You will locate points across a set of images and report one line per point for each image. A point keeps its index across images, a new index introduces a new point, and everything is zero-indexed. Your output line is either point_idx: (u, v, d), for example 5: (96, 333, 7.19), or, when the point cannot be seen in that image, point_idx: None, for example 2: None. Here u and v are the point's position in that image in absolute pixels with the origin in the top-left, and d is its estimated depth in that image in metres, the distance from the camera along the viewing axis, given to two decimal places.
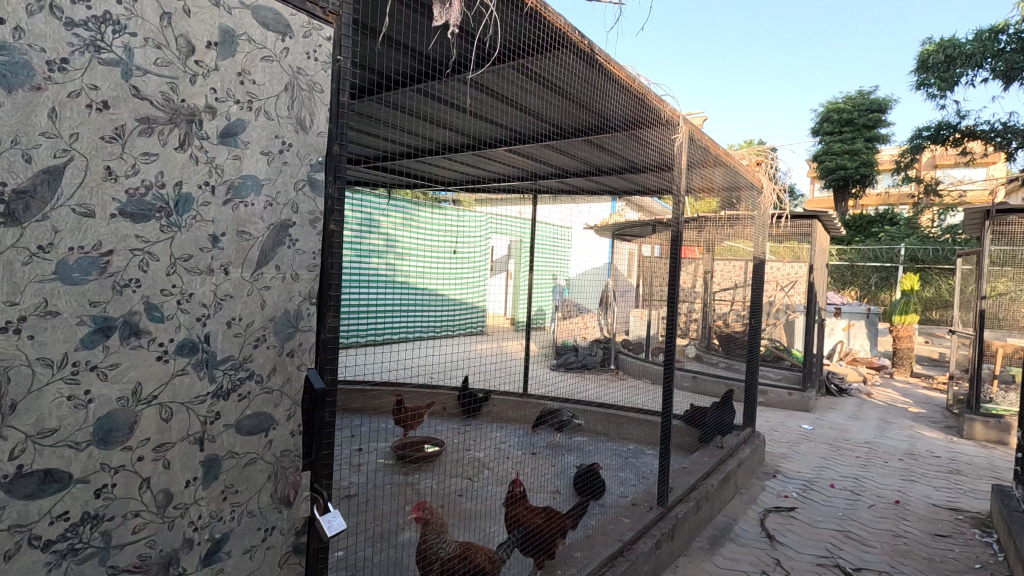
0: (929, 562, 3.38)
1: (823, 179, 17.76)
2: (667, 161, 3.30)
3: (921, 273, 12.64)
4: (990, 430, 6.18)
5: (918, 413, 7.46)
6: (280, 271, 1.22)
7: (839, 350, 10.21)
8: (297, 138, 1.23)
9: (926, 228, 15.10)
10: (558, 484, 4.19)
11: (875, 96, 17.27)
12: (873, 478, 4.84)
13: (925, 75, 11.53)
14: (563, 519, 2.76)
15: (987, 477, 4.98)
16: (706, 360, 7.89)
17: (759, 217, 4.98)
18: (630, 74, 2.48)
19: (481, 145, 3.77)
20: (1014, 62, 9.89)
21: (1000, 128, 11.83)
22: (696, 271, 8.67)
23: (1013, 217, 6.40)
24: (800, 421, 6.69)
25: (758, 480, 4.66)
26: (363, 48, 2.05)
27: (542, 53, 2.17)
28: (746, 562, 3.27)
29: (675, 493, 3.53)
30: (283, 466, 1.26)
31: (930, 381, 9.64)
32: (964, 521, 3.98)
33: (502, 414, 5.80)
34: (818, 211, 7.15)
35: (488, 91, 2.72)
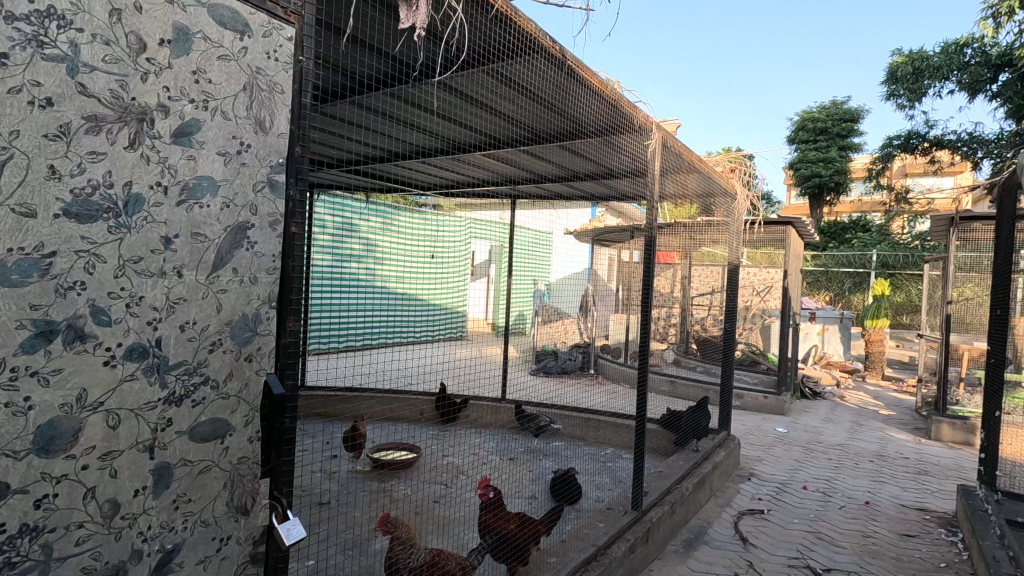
0: (897, 561, 3.44)
1: (799, 186, 18.13)
2: (640, 168, 3.33)
3: (892, 278, 12.96)
4: (957, 432, 6.34)
5: (888, 415, 7.64)
6: (237, 274, 1.19)
7: (814, 354, 10.39)
8: (256, 139, 1.21)
9: (898, 235, 15.49)
10: (534, 490, 4.18)
11: (847, 106, 17.72)
12: (845, 480, 4.92)
13: (894, 86, 11.83)
14: (537, 524, 2.76)
15: (953, 477, 5.11)
16: (683, 364, 7.97)
17: (732, 224, 5.06)
18: (602, 80, 2.50)
19: (455, 150, 3.76)
20: (978, 75, 10.23)
21: (966, 138, 12.21)
22: (674, 275, 8.76)
23: (978, 224, 6.59)
24: (774, 424, 6.78)
25: (733, 483, 4.71)
26: (330, 49, 2.03)
27: (515, 58, 2.19)
28: (719, 565, 3.29)
29: (651, 497, 3.54)
30: (240, 474, 1.23)
31: (901, 384, 9.87)
32: (931, 521, 4.07)
33: (479, 419, 5.80)
34: (793, 218, 7.26)
35: (462, 94, 2.71)
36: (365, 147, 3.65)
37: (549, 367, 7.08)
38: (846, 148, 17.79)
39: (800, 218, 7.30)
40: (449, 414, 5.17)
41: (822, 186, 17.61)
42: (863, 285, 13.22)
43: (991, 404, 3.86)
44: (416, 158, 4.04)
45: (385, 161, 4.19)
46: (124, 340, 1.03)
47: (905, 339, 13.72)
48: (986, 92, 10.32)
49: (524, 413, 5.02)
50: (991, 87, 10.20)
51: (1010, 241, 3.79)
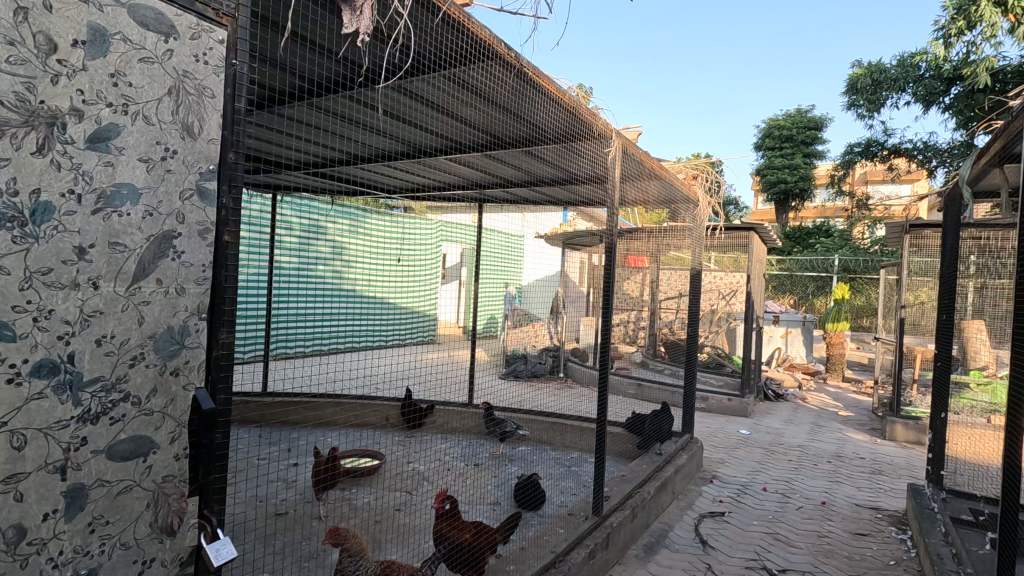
0: (849, 560, 3.52)
1: (766, 192, 18.58)
2: (602, 173, 3.35)
3: (852, 282, 13.37)
4: (910, 431, 6.56)
5: (847, 416, 7.85)
6: (162, 285, 1.15)
7: (777, 356, 10.64)
8: (183, 144, 1.17)
9: (859, 240, 15.96)
10: (498, 496, 4.15)
11: (812, 115, 18.24)
12: (803, 481, 5.03)
13: (855, 96, 12.42)
14: (493, 533, 2.76)
15: (905, 476, 5.28)
16: (652, 366, 8.07)
17: (694, 229, 5.11)
18: (560, 87, 2.50)
19: (419, 154, 3.73)
20: (931, 88, 10.52)
21: (921, 146, 12.68)
22: (643, 279, 8.86)
23: (930, 231, 6.83)
24: (738, 426, 6.91)
25: (695, 486, 4.76)
26: (270, 44, 1.96)
27: (472, 64, 2.18)
28: (679, 568, 3.32)
29: (612, 502, 3.56)
30: (164, 493, 1.19)
31: (860, 386, 10.18)
32: (883, 519, 4.20)
33: (446, 425, 5.66)
34: (755, 224, 7.39)
35: (420, 98, 2.67)
36: (329, 152, 3.60)
37: (518, 371, 7.06)
38: (810, 156, 18.32)
39: (762, 224, 7.44)
40: (415, 419, 5.07)
41: (787, 193, 18.10)
42: (825, 289, 13.59)
43: (937, 405, 3.99)
44: (378, 160, 3.98)
45: (350, 165, 4.13)
46: (31, 356, 0.98)
47: (864, 341, 14.21)
48: (939, 104, 10.62)
49: (491, 417, 5.01)
50: (944, 99, 10.51)
51: (954, 249, 3.94)
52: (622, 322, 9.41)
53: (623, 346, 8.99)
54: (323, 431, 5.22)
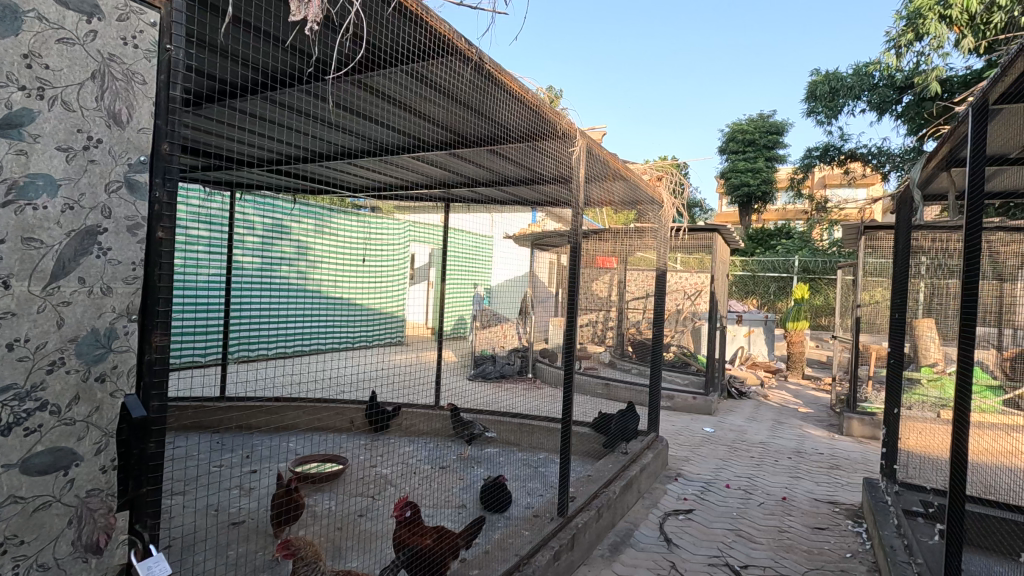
0: (808, 554, 3.60)
1: (730, 195, 19.01)
2: (566, 173, 3.34)
3: (811, 283, 13.79)
4: (866, 427, 6.77)
5: (807, 412, 8.06)
6: (85, 284, 1.07)
7: (740, 355, 10.86)
8: (110, 133, 1.09)
9: (818, 242, 16.44)
10: (464, 498, 4.09)
11: (773, 120, 18.80)
12: (765, 477, 5.13)
13: (814, 103, 12.89)
14: (455, 538, 2.73)
15: (861, 470, 5.45)
16: (620, 366, 8.14)
17: (660, 230, 5.15)
18: (523, 86, 2.48)
19: (383, 152, 3.66)
20: (885, 96, 10.92)
21: (875, 151, 13.15)
22: (611, 280, 8.90)
23: (883, 234, 7.06)
24: (702, 424, 7.02)
25: (660, 484, 4.80)
26: (208, 26, 1.87)
27: (431, 58, 2.14)
28: (643, 567, 3.33)
29: (577, 502, 3.54)
30: (89, 508, 1.10)
31: (819, 382, 10.50)
32: (840, 513, 4.31)
33: (412, 428, 5.55)
34: (718, 225, 7.52)
35: (380, 94, 2.61)
36: (288, 148, 3.49)
37: (486, 372, 7.01)
38: (772, 159, 18.83)
39: (725, 225, 7.56)
40: (380, 422, 4.95)
41: (750, 195, 18.54)
42: (786, 289, 13.96)
43: (890, 401, 4.12)
44: (339, 158, 3.87)
45: (310, 162, 4.02)
46: None
47: (823, 339, 14.68)
48: (892, 112, 10.99)
49: (458, 420, 4.96)
50: (896, 107, 10.88)
51: (905, 250, 4.08)
52: (590, 322, 9.46)
53: (591, 346, 9.06)
54: (283, 437, 5.04)
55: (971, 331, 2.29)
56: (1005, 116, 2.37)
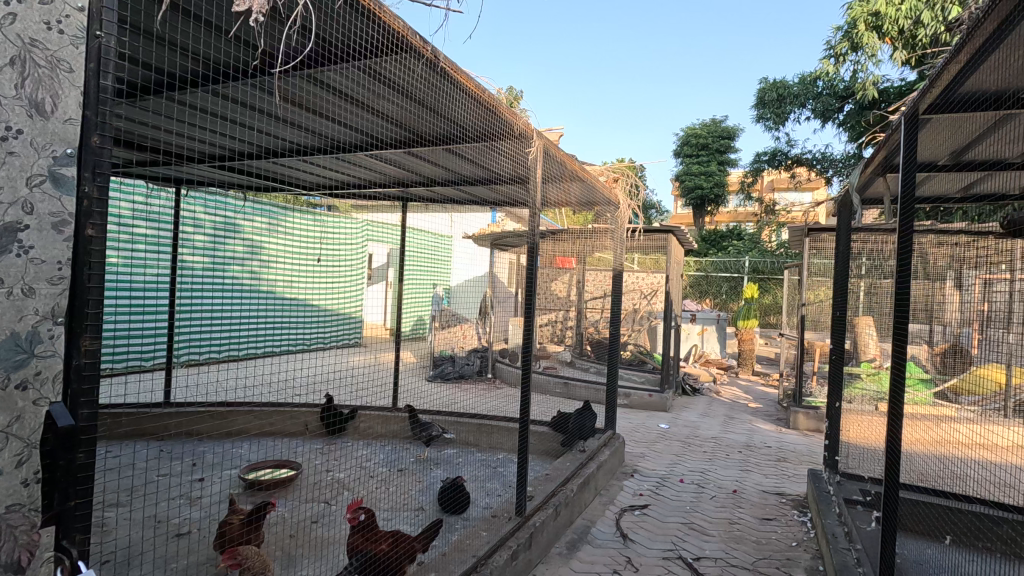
0: (757, 544, 3.72)
1: (684, 197, 19.54)
2: (523, 174, 3.36)
3: (761, 283, 14.33)
4: (810, 420, 7.08)
5: (756, 407, 8.37)
6: (2, 284, 1.00)
7: (694, 353, 11.15)
8: (31, 123, 1.02)
9: (767, 242, 17.09)
10: (422, 501, 4.03)
11: (725, 125, 19.44)
12: (717, 471, 5.29)
13: (763, 110, 13.39)
14: (412, 541, 2.69)
15: (806, 462, 5.69)
16: (578, 365, 8.25)
17: (617, 231, 5.23)
18: (479, 85, 2.47)
19: (336, 150, 3.57)
20: (827, 104, 11.46)
21: (819, 157, 13.77)
22: (570, 280, 8.99)
23: (826, 235, 7.39)
24: (658, 421, 7.17)
25: (617, 481, 4.88)
26: (145, 10, 1.78)
27: (384, 55, 2.10)
28: (600, 564, 3.37)
29: (535, 502, 3.56)
30: (9, 525, 1.03)
31: (768, 378, 10.92)
32: (787, 504, 4.49)
33: (370, 431, 5.46)
34: (673, 226, 7.70)
35: (333, 90, 2.55)
36: (236, 143, 3.37)
37: (446, 373, 6.96)
38: (724, 163, 19.46)
39: (680, 227, 7.75)
40: (336, 425, 4.85)
41: (703, 199, 19.11)
42: (737, 289, 14.44)
43: (832, 395, 4.31)
44: (291, 155, 3.75)
45: (260, 158, 3.88)
46: None
47: (772, 337, 15.29)
48: (834, 119, 11.53)
49: (416, 421, 4.91)
50: (838, 115, 11.42)
51: (845, 251, 4.29)
52: (549, 322, 9.54)
53: (550, 346, 9.14)
54: (234, 443, 4.85)
55: (904, 329, 2.43)
56: (933, 127, 2.50)
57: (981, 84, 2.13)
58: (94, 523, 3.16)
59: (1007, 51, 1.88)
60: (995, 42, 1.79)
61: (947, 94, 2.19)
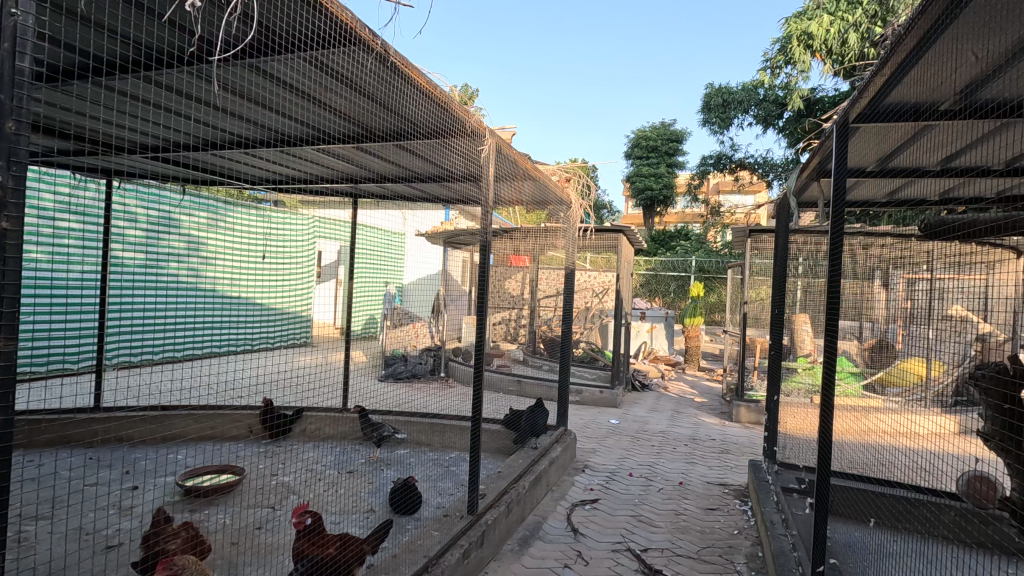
0: (701, 534, 3.86)
1: (634, 198, 20.00)
2: (476, 171, 3.34)
3: (707, 282, 14.84)
4: (752, 413, 7.41)
5: (702, 402, 8.67)
6: None
7: (644, 350, 11.44)
8: None
9: (712, 243, 17.72)
10: (372, 502, 3.96)
11: (674, 128, 20.02)
12: (664, 464, 5.45)
13: (708, 114, 13.89)
14: (361, 544, 2.65)
15: (747, 453, 5.95)
16: (531, 363, 8.32)
17: (569, 229, 5.29)
18: (430, 80, 2.45)
19: (282, 143, 3.45)
20: (768, 111, 12.01)
21: (761, 161, 14.40)
22: (523, 278, 9.04)
23: (766, 237, 7.74)
24: (609, 417, 7.32)
25: (568, 477, 4.95)
26: None
27: (330, 47, 2.05)
28: (551, 559, 3.41)
29: (487, 499, 3.56)
30: None
31: (713, 374, 11.33)
32: (729, 494, 4.67)
33: (318, 432, 5.32)
34: (623, 226, 7.85)
35: (277, 81, 2.46)
36: (173, 133, 3.20)
37: (398, 372, 6.86)
38: (673, 166, 20.04)
39: (630, 227, 7.92)
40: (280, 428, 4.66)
41: (653, 199, 19.63)
42: (685, 288, 14.90)
43: (771, 389, 4.51)
44: (234, 148, 3.60)
45: (200, 151, 3.71)
46: None
47: (716, 333, 15.89)
48: (775, 125, 12.08)
49: (367, 422, 4.82)
50: (778, 121, 11.97)
51: (783, 252, 4.51)
52: (503, 320, 9.58)
53: (504, 345, 9.17)
54: (172, 448, 4.62)
55: (835, 325, 2.57)
56: (861, 134, 2.67)
57: (903, 97, 2.27)
58: (12, 538, 2.93)
59: (927, 68, 2.01)
60: (916, 57, 1.92)
61: (875, 103, 2.33)
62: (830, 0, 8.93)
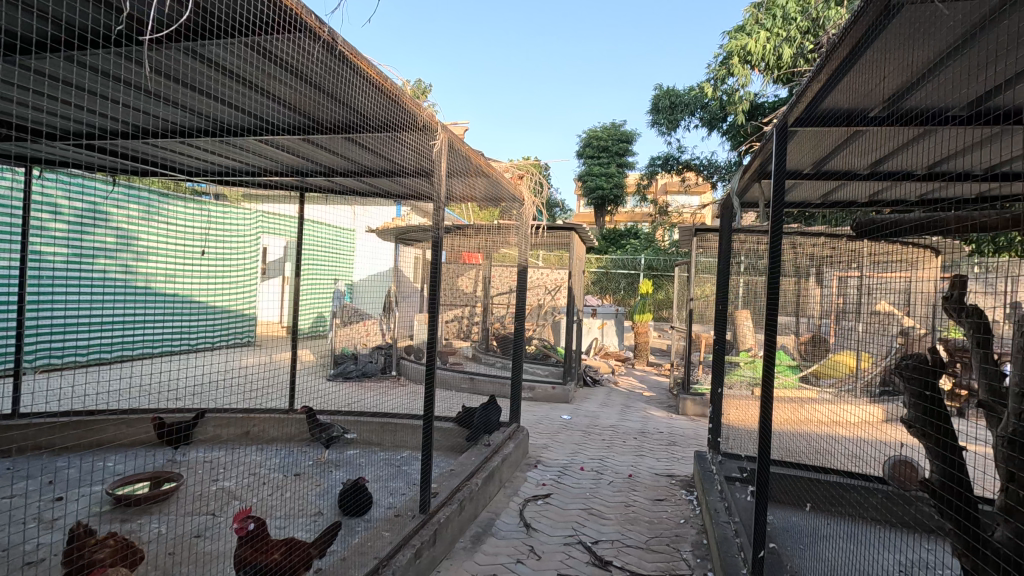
0: (649, 524, 3.97)
1: (586, 197, 20.29)
2: (427, 167, 3.30)
3: (655, 280, 15.21)
4: (697, 406, 7.68)
5: (651, 396, 8.91)
6: None
7: (595, 346, 11.66)
8: None
9: (660, 241, 18.21)
10: (321, 505, 3.86)
11: (624, 129, 20.46)
12: (614, 457, 5.56)
13: (657, 116, 14.28)
14: (307, 549, 2.57)
15: (693, 445, 6.15)
16: (484, 360, 8.30)
17: (521, 227, 5.31)
18: (380, 72, 2.39)
19: (222, 133, 3.29)
20: (713, 114, 12.45)
21: (706, 163, 14.92)
22: (476, 276, 9.01)
23: (711, 236, 8.02)
24: (561, 412, 7.40)
25: (520, 472, 4.97)
26: None
27: (275, 33, 1.97)
28: (504, 555, 3.42)
29: (439, 498, 3.53)
30: None
31: (661, 369, 11.67)
32: (676, 484, 4.82)
33: (263, 434, 5.12)
34: (575, 224, 7.94)
35: (216, 67, 2.34)
36: (100, 119, 2.99)
37: (347, 372, 6.70)
38: (623, 166, 20.47)
39: (582, 225, 8.02)
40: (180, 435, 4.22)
41: (604, 199, 19.98)
42: (634, 285, 15.24)
43: (715, 383, 4.68)
44: (170, 137, 3.41)
45: (132, 139, 3.49)
46: None
47: (664, 329, 16.33)
48: (718, 129, 12.54)
49: (315, 423, 4.69)
50: (722, 125, 12.42)
51: (727, 250, 4.69)
52: (455, 317, 9.51)
53: (456, 342, 9.12)
54: (101, 455, 4.34)
55: (774, 321, 2.68)
56: (799, 138, 2.81)
57: (836, 103, 2.40)
58: None
59: (858, 76, 2.13)
60: (848, 64, 2.03)
61: (811, 108, 2.45)
62: (767, 16, 9.36)
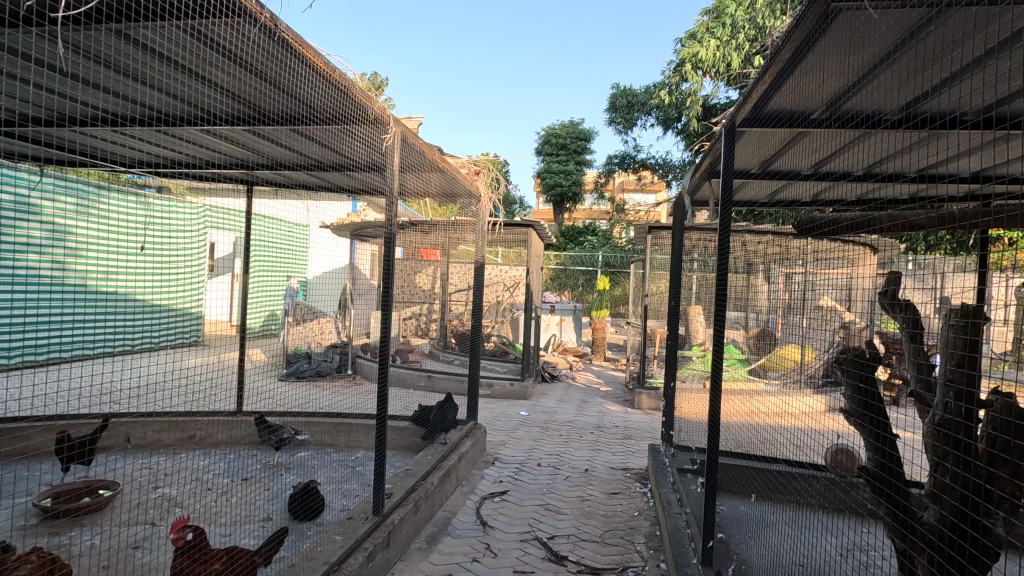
0: (604, 518, 4.02)
1: (544, 194, 20.40)
2: (379, 161, 3.23)
3: (612, 276, 15.46)
4: (652, 400, 7.85)
5: (607, 391, 9.05)
6: None
7: (553, 342, 11.75)
8: None
9: (617, 238, 18.51)
10: (269, 510, 3.73)
11: (582, 127, 20.66)
12: (571, 453, 5.61)
13: (614, 115, 14.50)
14: (252, 557, 2.47)
15: (647, 438, 6.28)
16: (441, 357, 8.23)
17: (477, 224, 5.27)
18: (327, 62, 2.32)
19: (158, 122, 3.11)
20: (668, 115, 12.74)
21: (661, 162, 15.24)
22: (434, 273, 8.91)
23: (665, 234, 8.20)
24: (519, 409, 7.42)
25: (477, 470, 4.94)
26: None
27: (212, 16, 1.87)
28: (459, 554, 3.39)
29: (393, 498, 3.46)
30: None
31: (618, 363, 11.87)
32: (631, 477, 4.91)
33: (208, 438, 4.92)
34: (533, 221, 7.96)
35: (148, 50, 2.20)
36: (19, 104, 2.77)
37: (299, 372, 6.51)
38: (581, 163, 20.68)
39: (540, 222, 8.05)
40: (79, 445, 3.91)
41: (562, 196, 20.16)
42: (592, 282, 15.43)
43: (668, 377, 4.78)
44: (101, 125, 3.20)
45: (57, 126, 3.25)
46: None
47: (621, 325, 16.63)
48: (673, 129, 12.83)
49: (265, 425, 4.55)
50: (676, 125, 12.71)
51: (679, 247, 4.79)
52: (413, 315, 9.38)
53: (414, 339, 9.00)
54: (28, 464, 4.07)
55: (722, 316, 2.76)
56: (746, 139, 2.89)
57: (781, 105, 2.48)
58: None
59: (800, 79, 2.20)
60: (791, 67, 2.09)
61: (757, 109, 2.53)
62: (718, 23, 9.65)
